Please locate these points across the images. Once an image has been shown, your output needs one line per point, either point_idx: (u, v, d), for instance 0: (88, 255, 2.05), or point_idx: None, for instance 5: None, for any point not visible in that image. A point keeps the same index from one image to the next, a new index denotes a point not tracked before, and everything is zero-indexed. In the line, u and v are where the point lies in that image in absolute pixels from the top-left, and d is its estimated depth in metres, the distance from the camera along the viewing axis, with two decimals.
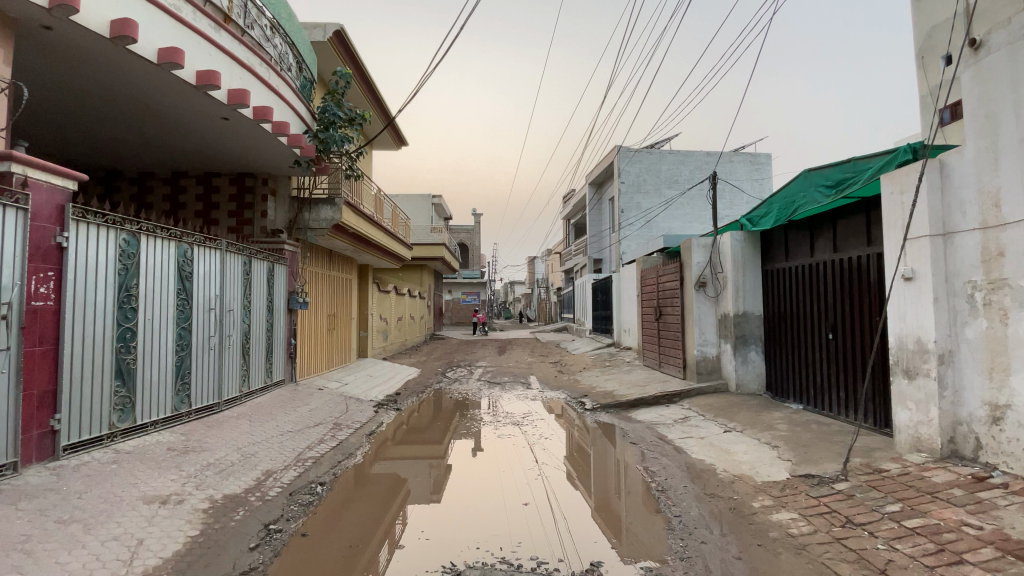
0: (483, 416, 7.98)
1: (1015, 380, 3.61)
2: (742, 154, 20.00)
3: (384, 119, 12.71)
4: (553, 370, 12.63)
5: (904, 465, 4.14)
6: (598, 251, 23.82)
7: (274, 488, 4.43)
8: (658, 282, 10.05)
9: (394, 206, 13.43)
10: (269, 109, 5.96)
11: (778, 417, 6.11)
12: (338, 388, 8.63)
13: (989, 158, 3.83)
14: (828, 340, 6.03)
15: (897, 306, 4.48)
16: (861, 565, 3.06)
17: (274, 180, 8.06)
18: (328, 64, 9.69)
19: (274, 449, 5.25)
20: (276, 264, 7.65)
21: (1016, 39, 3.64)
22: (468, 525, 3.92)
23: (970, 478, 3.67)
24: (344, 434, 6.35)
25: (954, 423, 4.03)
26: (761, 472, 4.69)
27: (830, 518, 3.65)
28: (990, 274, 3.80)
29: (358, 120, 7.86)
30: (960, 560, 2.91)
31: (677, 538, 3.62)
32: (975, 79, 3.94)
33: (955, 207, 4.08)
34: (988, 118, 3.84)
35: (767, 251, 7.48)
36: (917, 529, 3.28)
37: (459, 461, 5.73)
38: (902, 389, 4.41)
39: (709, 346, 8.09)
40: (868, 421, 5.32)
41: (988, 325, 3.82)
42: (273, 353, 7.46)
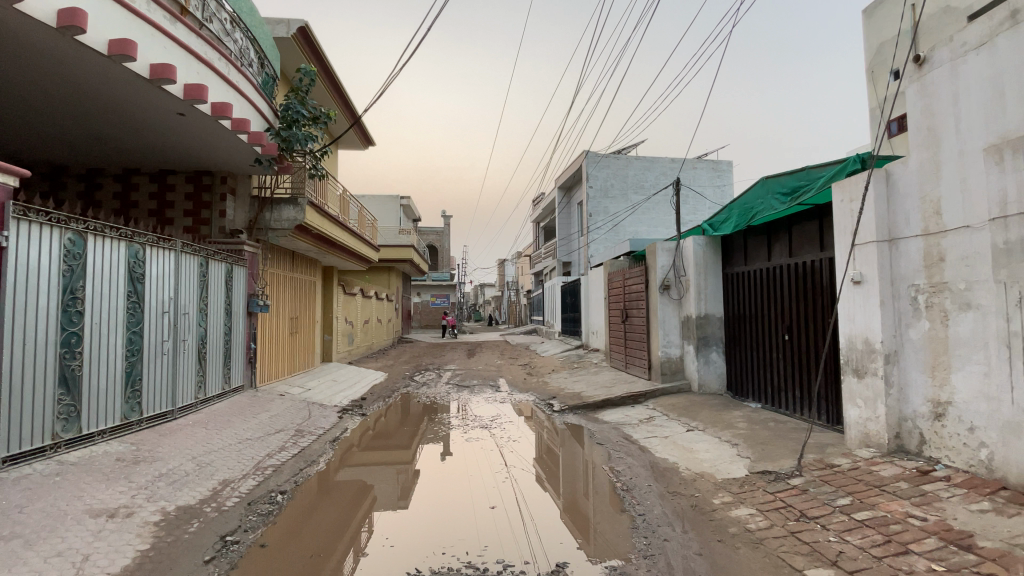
0: (451, 420, 7.91)
1: (956, 377, 3.83)
2: (705, 162, 20.64)
3: (351, 118, 12.50)
4: (522, 373, 12.65)
5: (854, 460, 4.34)
6: (567, 254, 24.05)
7: (231, 498, 4.27)
8: (625, 285, 10.23)
9: (360, 207, 13.21)
10: (228, 105, 5.77)
11: (737, 416, 6.31)
12: (301, 394, 8.39)
13: (930, 168, 4.07)
14: (784, 340, 6.26)
15: (847, 308, 4.71)
16: (814, 557, 3.19)
17: (233, 179, 7.79)
18: (292, 61, 9.48)
19: (232, 458, 5.06)
20: (235, 266, 7.40)
21: (955, 57, 3.88)
22: (434, 530, 3.87)
23: (916, 472, 3.88)
24: (306, 441, 6.18)
25: (900, 419, 4.25)
26: (721, 470, 4.83)
27: (785, 513, 3.78)
28: (932, 278, 4.03)
29: (322, 119, 7.71)
30: (906, 549, 3.06)
31: (641, 536, 3.68)
32: (919, 93, 4.18)
33: (900, 214, 4.32)
34: (930, 130, 4.08)
35: (727, 255, 7.72)
36: (866, 521, 3.44)
37: (427, 466, 5.64)
38: (852, 387, 4.64)
39: (672, 348, 8.28)
40: (821, 418, 5.55)
41: (930, 326, 4.04)
42: (231, 357, 7.19)
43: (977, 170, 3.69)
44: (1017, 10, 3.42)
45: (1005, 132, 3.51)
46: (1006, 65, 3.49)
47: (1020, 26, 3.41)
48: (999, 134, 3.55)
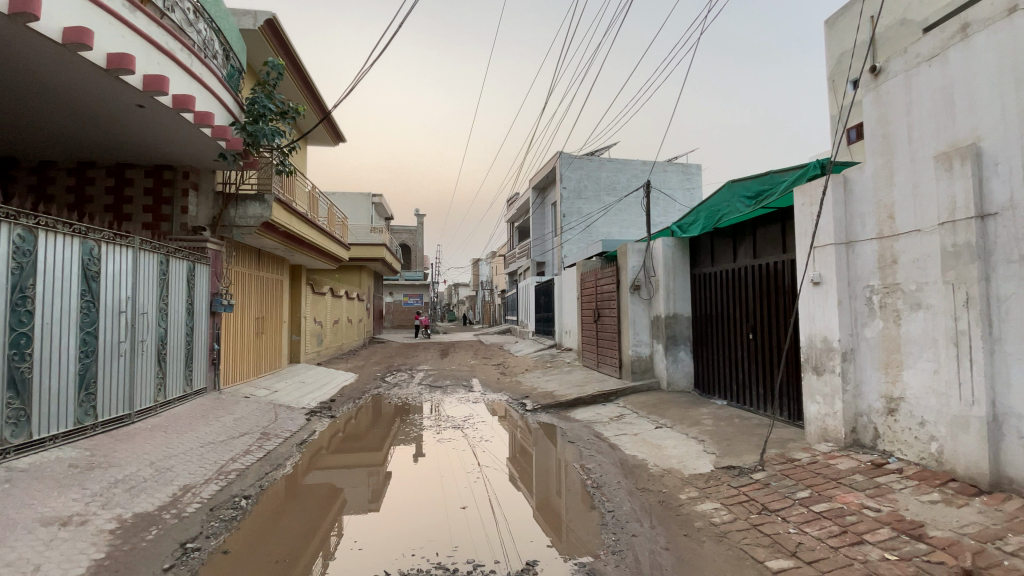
0: (423, 421, 7.83)
1: (907, 374, 4.02)
2: (675, 165, 21.08)
3: (321, 113, 12.24)
4: (495, 373, 12.64)
5: (813, 454, 4.50)
6: (540, 254, 24.16)
7: (193, 504, 4.13)
8: (597, 285, 10.35)
9: (330, 204, 12.95)
10: (191, 98, 5.58)
11: (704, 413, 6.47)
12: (267, 396, 8.18)
13: (884, 175, 4.26)
14: (749, 339, 6.45)
15: (808, 307, 4.89)
16: (775, 548, 3.30)
17: (196, 174, 7.53)
18: (258, 54, 9.22)
19: (193, 463, 4.88)
20: (197, 264, 7.15)
21: (908, 68, 4.07)
22: (405, 532, 3.84)
23: (870, 465, 4.06)
24: (272, 444, 6.03)
25: (856, 414, 4.44)
26: (688, 465, 4.95)
27: (748, 507, 3.90)
28: (886, 279, 4.22)
29: (290, 114, 7.57)
30: (861, 539, 3.19)
31: (610, 532, 3.73)
32: (875, 103, 4.37)
33: (856, 218, 4.51)
34: (885, 138, 4.27)
35: (695, 256, 7.90)
36: (824, 512, 3.58)
37: (399, 468, 5.59)
38: (812, 384, 4.83)
39: (642, 347, 8.43)
40: (783, 414, 5.74)
41: (884, 325, 4.23)
42: (193, 359, 6.94)
43: (927, 177, 3.88)
44: (967, 24, 3.62)
45: (953, 141, 3.71)
46: (955, 77, 3.69)
47: (970, 40, 3.60)
48: (947, 143, 3.75)
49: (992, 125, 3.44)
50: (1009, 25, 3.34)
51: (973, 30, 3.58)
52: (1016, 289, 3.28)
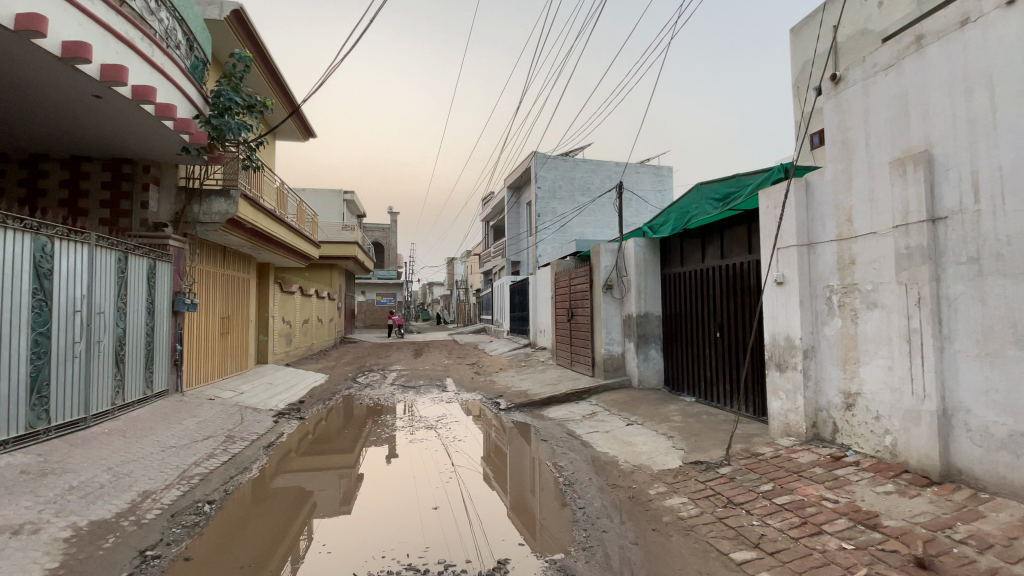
0: (395, 422, 7.75)
1: (863, 371, 4.19)
2: (647, 167, 21.44)
3: (290, 107, 11.96)
4: (469, 373, 12.60)
5: (776, 448, 4.65)
6: (515, 253, 24.20)
7: (153, 510, 3.98)
8: (570, 285, 10.44)
9: (299, 201, 12.67)
10: (152, 89, 5.37)
11: (673, 409, 6.61)
12: (233, 398, 7.95)
13: (843, 179, 4.44)
14: (716, 338, 6.61)
15: (771, 307, 5.07)
16: (739, 540, 3.40)
17: (158, 168, 7.26)
18: (225, 45, 8.95)
19: (153, 468, 4.71)
20: (158, 261, 6.89)
21: (866, 77, 4.24)
22: (377, 533, 3.80)
23: (829, 458, 4.23)
24: (237, 447, 5.87)
25: (816, 409, 4.62)
26: (657, 461, 5.05)
27: (714, 501, 4.01)
28: (844, 280, 4.40)
29: (258, 108, 7.39)
30: (820, 530, 3.32)
31: (581, 529, 3.78)
32: (835, 110, 4.54)
33: (817, 220, 4.68)
34: (844, 143, 4.45)
35: (666, 257, 8.05)
36: (785, 504, 3.70)
37: (371, 469, 5.52)
38: (776, 381, 5.00)
39: (614, 345, 8.55)
40: (747, 410, 5.92)
41: (842, 324, 4.41)
42: (154, 360, 6.69)
43: (883, 181, 4.05)
44: (921, 36, 3.79)
45: (907, 147, 3.88)
46: (909, 87, 3.87)
47: (924, 51, 3.78)
48: (902, 149, 3.92)
49: (943, 133, 3.61)
50: (960, 38, 3.52)
51: (927, 41, 3.76)
52: (964, 289, 3.46)
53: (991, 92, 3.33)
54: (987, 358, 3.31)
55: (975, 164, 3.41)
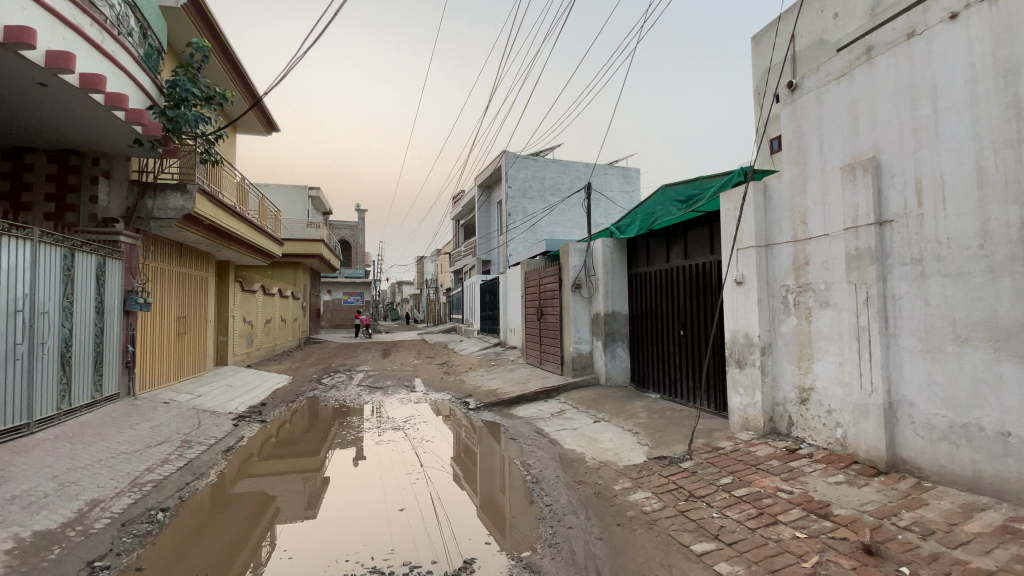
0: (362, 423, 7.61)
1: (816, 367, 4.38)
2: (616, 167, 21.77)
3: (251, 99, 11.56)
4: (438, 372, 12.51)
5: (735, 442, 4.81)
6: (485, 252, 24.17)
7: (102, 519, 3.80)
8: (540, 284, 10.49)
9: (262, 197, 12.29)
10: (102, 78, 5.10)
11: (639, 406, 6.74)
12: (189, 401, 7.65)
13: (798, 183, 4.62)
14: (679, 335, 6.78)
15: (731, 306, 5.25)
16: (700, 532, 3.50)
17: (108, 160, 6.91)
18: (182, 34, 8.59)
19: (103, 475, 4.49)
20: (108, 258, 6.55)
21: (820, 86, 4.43)
22: (342, 537, 3.73)
23: (785, 450, 4.40)
24: (194, 452, 5.65)
25: (773, 404, 4.80)
26: (623, 457, 5.14)
27: (676, 494, 4.11)
28: (799, 280, 4.58)
29: (217, 100, 7.12)
30: (775, 520, 3.45)
31: (547, 526, 3.81)
32: (792, 116, 4.72)
33: (775, 222, 4.87)
34: (799, 149, 4.64)
35: (632, 257, 8.20)
36: (743, 496, 3.83)
37: (337, 472, 5.40)
38: (735, 377, 5.18)
39: (583, 344, 8.65)
40: (709, 405, 6.10)
41: (797, 322, 4.59)
42: (104, 363, 6.36)
43: (835, 186, 4.24)
44: (871, 47, 3.99)
45: (857, 153, 4.07)
46: (860, 95, 4.06)
47: (873, 62, 3.97)
48: (852, 155, 4.11)
49: (891, 141, 3.81)
50: (906, 50, 3.72)
51: (876, 52, 3.95)
52: (908, 289, 3.66)
53: (933, 103, 3.53)
54: (929, 353, 3.51)
55: (918, 171, 3.60)
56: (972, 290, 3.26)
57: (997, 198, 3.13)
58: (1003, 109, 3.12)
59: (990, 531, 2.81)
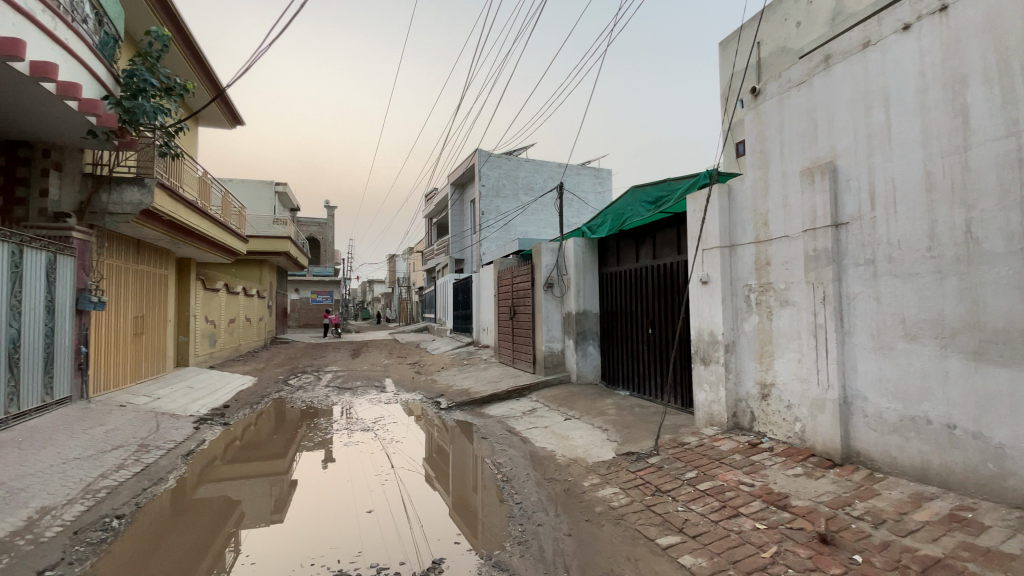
0: (331, 425, 7.48)
1: (776, 364, 4.54)
2: (588, 168, 21.99)
3: (214, 91, 11.17)
4: (409, 372, 12.39)
5: (700, 438, 4.94)
6: (458, 250, 24.06)
7: (52, 527, 3.63)
8: (512, 283, 10.52)
9: (225, 192, 11.90)
10: (55, 66, 4.85)
11: (609, 403, 6.85)
12: (147, 404, 7.36)
13: (761, 186, 4.77)
14: (648, 334, 6.92)
15: (697, 305, 5.39)
16: (665, 526, 3.59)
17: (60, 152, 6.59)
18: (140, 21, 8.24)
19: (53, 481, 4.27)
20: (60, 255, 6.24)
21: (781, 92, 4.59)
22: (309, 540, 3.66)
23: (747, 444, 4.54)
24: (152, 456, 5.44)
25: (736, 400, 4.95)
26: (592, 454, 5.22)
27: (643, 489, 4.20)
28: (761, 279, 4.73)
29: (178, 91, 6.85)
30: (737, 512, 3.56)
31: (517, 524, 3.84)
32: (755, 120, 4.87)
33: (738, 224, 5.02)
34: (762, 153, 4.79)
35: (603, 256, 8.30)
36: (707, 490, 3.94)
37: (305, 475, 5.28)
38: (701, 374, 5.33)
39: (555, 342, 8.72)
40: (675, 402, 6.25)
41: (759, 320, 4.74)
42: (55, 364, 6.06)
43: (794, 189, 4.40)
44: (829, 55, 4.15)
45: (815, 158, 4.24)
46: (819, 102, 4.22)
47: (831, 70, 4.14)
48: (811, 159, 4.28)
49: (847, 146, 3.98)
50: (862, 59, 3.89)
51: (834, 61, 4.12)
52: (862, 288, 3.83)
53: (887, 111, 3.70)
54: (881, 350, 3.68)
55: (872, 175, 3.77)
56: (920, 290, 3.43)
57: (943, 202, 3.31)
58: (951, 117, 3.29)
59: (938, 520, 2.96)
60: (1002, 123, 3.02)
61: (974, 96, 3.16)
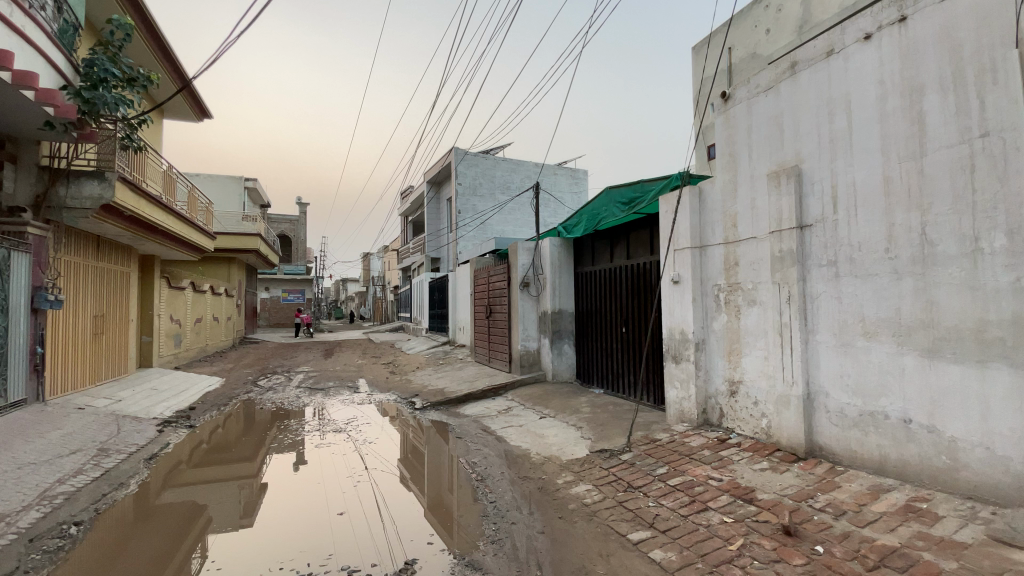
0: (302, 426, 7.34)
1: (744, 362, 4.67)
2: (565, 169, 22.14)
3: (179, 82, 10.81)
4: (384, 372, 12.25)
5: (672, 434, 5.04)
6: (434, 249, 23.87)
7: (5, 536, 3.46)
8: (489, 282, 10.51)
9: (191, 187, 11.51)
10: (10, 54, 4.62)
11: (583, 401, 6.92)
12: (108, 407, 7.08)
13: (730, 188, 4.90)
14: (622, 332, 7.01)
15: (669, 304, 5.50)
16: (636, 522, 3.66)
17: (14, 143, 6.30)
18: (102, 9, 7.92)
19: (6, 488, 4.07)
20: (14, 251, 5.95)
21: (750, 97, 4.71)
22: (278, 544, 3.60)
23: (716, 440, 4.66)
24: (112, 461, 5.24)
25: (706, 397, 5.07)
26: (566, 451, 5.26)
27: (615, 486, 4.26)
28: (730, 279, 4.85)
29: (140, 82, 6.59)
30: (706, 507, 3.65)
31: (491, 522, 3.85)
32: (725, 123, 4.99)
33: (708, 225, 5.14)
34: (731, 155, 4.91)
35: (578, 256, 8.37)
36: (677, 485, 4.03)
37: (275, 478, 5.17)
38: (672, 371, 5.44)
39: (530, 341, 8.75)
40: (648, 399, 6.36)
41: (728, 319, 4.87)
42: (8, 364, 5.77)
43: (762, 191, 4.53)
44: (795, 62, 4.27)
45: (781, 161, 4.37)
46: (785, 107, 4.35)
47: (797, 76, 4.27)
48: (778, 163, 4.41)
49: (811, 151, 4.11)
50: (826, 66, 4.02)
51: (800, 67, 4.24)
52: (825, 288, 3.97)
53: (849, 117, 3.84)
54: (843, 348, 3.82)
55: (835, 179, 3.92)
56: (879, 290, 3.58)
57: (900, 206, 3.46)
58: (908, 124, 3.44)
59: (894, 510, 3.10)
60: (956, 130, 3.17)
61: (930, 104, 3.31)
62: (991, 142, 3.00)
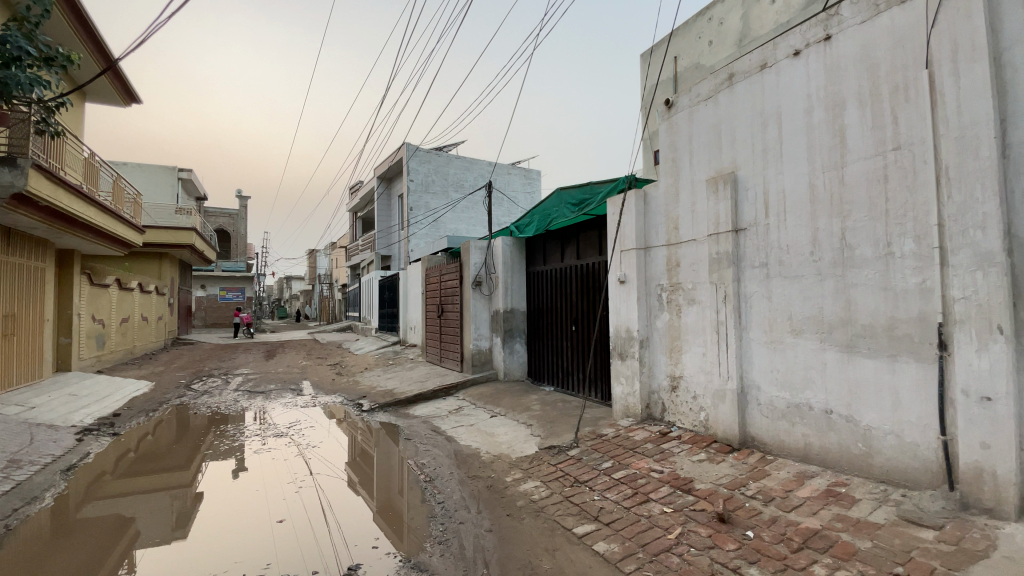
0: (241, 431, 7.00)
1: (684, 358, 4.88)
2: (518, 169, 22.26)
3: (103, 63, 10.01)
4: (330, 374, 11.87)
5: (617, 429, 5.20)
6: (385, 247, 23.35)
7: None
8: (440, 281, 10.42)
9: (117, 177, 10.70)
10: None
11: (533, 399, 7.00)
12: (18, 415, 6.47)
13: (672, 192, 5.10)
14: (571, 331, 7.14)
15: (615, 303, 5.67)
16: (581, 515, 3.75)
17: None
18: None
19: None
20: None
21: (691, 105, 4.93)
22: (213, 555, 3.43)
23: (659, 434, 4.85)
24: (22, 473, 4.79)
25: (649, 392, 5.27)
26: (515, 449, 5.32)
27: (563, 481, 4.35)
28: (672, 280, 5.06)
29: (60, 62, 6.06)
30: (647, 498, 3.80)
31: (439, 523, 3.83)
32: (668, 130, 5.19)
33: (652, 227, 5.33)
34: (674, 161, 5.12)
35: (530, 255, 8.44)
36: (621, 478, 4.17)
37: (211, 486, 4.90)
38: (618, 368, 5.62)
39: (482, 340, 8.75)
40: (596, 396, 6.52)
41: (669, 318, 5.07)
42: None
43: (701, 196, 4.75)
44: (732, 74, 4.51)
45: (719, 168, 4.60)
46: (723, 116, 4.58)
47: (734, 87, 4.51)
48: (715, 169, 4.64)
49: (746, 158, 4.36)
50: (760, 79, 4.27)
51: (736, 79, 4.48)
52: (757, 288, 4.22)
53: (779, 128, 4.09)
54: (773, 345, 4.08)
55: (766, 186, 4.17)
56: (804, 290, 3.85)
57: (824, 212, 3.73)
58: (831, 136, 3.71)
59: (817, 495, 3.35)
60: (872, 143, 3.45)
61: (849, 118, 3.59)
62: (902, 155, 3.29)
